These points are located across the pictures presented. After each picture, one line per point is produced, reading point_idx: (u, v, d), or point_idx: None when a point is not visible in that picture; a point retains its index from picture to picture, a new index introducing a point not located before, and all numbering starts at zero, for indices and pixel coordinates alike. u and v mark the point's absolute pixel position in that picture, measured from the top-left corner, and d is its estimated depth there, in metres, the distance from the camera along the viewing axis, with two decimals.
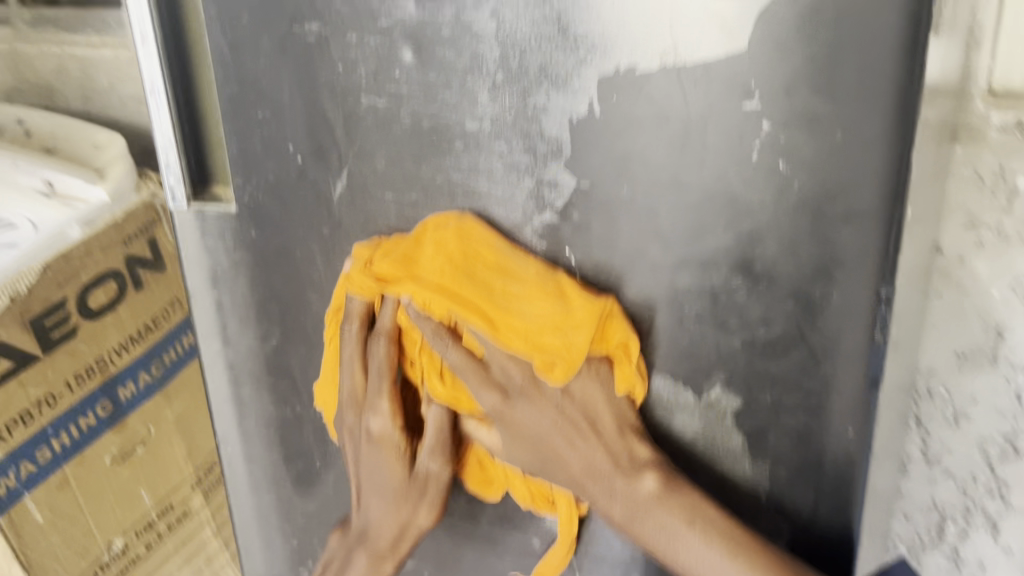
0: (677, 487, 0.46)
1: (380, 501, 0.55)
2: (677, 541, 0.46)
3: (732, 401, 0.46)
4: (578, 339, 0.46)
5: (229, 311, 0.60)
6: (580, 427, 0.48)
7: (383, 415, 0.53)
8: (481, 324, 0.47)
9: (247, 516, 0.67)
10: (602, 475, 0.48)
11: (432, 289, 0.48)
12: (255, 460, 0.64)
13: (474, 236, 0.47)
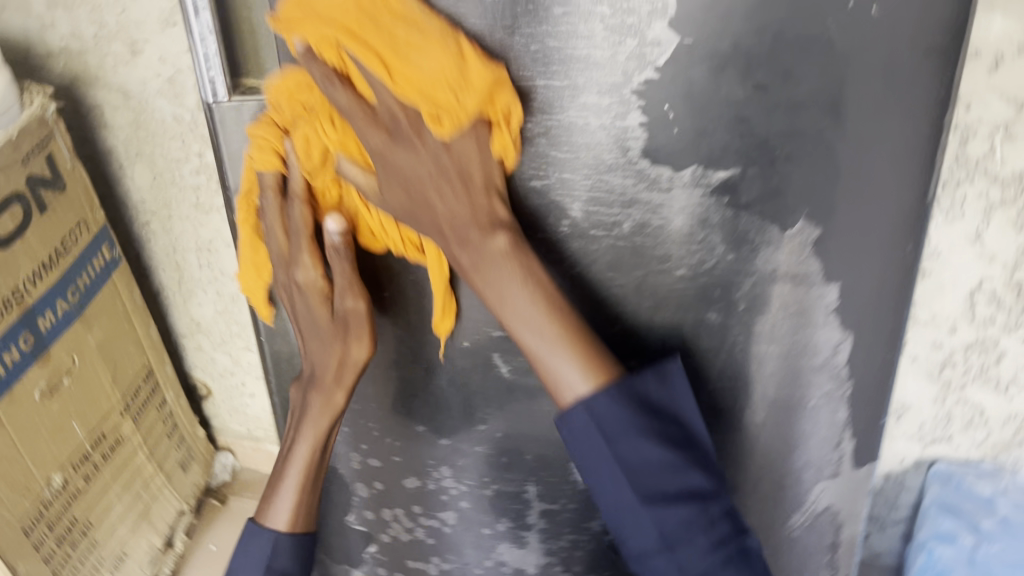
0: (522, 249, 0.51)
1: (317, 341, 0.60)
2: (512, 297, 0.50)
3: (813, 232, 0.52)
4: (470, 99, 0.48)
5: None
6: (455, 181, 0.49)
7: (306, 265, 0.57)
8: (378, 68, 0.47)
9: None
10: (460, 230, 0.50)
11: (333, 30, 0.47)
12: None
13: None
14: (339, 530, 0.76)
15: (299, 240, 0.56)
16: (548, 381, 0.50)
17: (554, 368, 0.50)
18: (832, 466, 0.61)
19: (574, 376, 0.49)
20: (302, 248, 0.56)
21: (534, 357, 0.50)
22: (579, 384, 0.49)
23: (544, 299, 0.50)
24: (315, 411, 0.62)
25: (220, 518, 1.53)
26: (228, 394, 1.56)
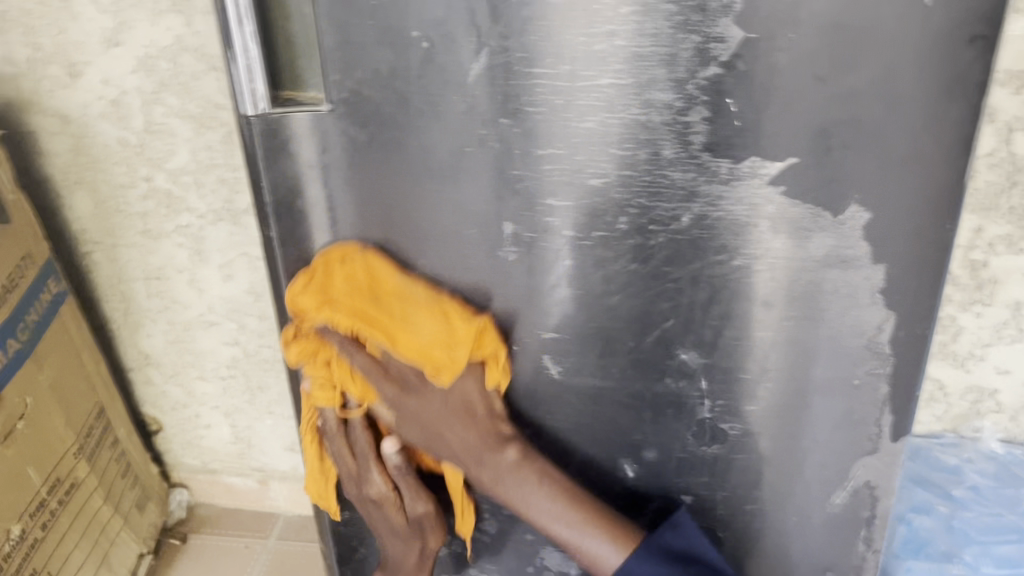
0: (530, 459, 0.63)
1: (398, 541, 0.68)
2: (530, 496, 0.63)
3: (864, 215, 0.54)
4: (462, 350, 0.59)
5: (336, 220, 0.59)
6: (461, 415, 0.61)
7: (378, 482, 0.65)
8: (384, 339, 0.59)
9: None
10: (478, 452, 0.62)
11: (345, 314, 0.58)
12: None
13: (377, 269, 0.59)
14: (372, 553, 0.74)
15: (370, 460, 0.65)
16: (582, 558, 0.63)
17: (586, 547, 0.62)
18: (871, 442, 0.64)
19: (605, 552, 0.62)
20: (372, 470, 0.65)
21: (567, 542, 0.63)
22: (609, 552, 0.62)
23: (557, 492, 0.63)
24: None
25: (181, 558, 1.47)
26: (180, 428, 1.50)
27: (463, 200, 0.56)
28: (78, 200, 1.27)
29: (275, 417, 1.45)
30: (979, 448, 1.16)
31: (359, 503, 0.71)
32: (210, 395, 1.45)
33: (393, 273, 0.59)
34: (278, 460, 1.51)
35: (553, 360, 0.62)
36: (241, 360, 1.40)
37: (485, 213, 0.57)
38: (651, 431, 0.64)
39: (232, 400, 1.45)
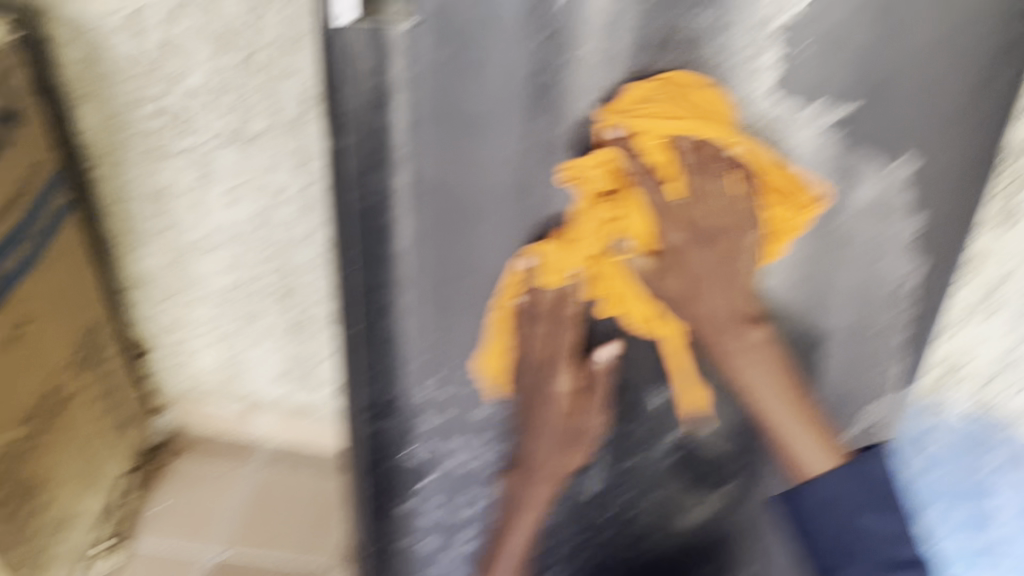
0: (771, 337, 0.68)
1: (552, 445, 0.74)
2: (758, 378, 0.69)
3: (909, 166, 0.61)
4: (772, 212, 0.62)
5: (414, 131, 0.60)
6: (729, 282, 0.65)
7: (564, 382, 0.70)
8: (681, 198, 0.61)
9: (377, 338, 0.70)
10: (715, 338, 0.67)
11: (664, 135, 0.60)
12: (410, 281, 0.67)
13: (707, 98, 0.59)
14: (400, 461, 0.78)
15: (561, 360, 0.69)
16: (787, 453, 0.73)
17: (798, 449, 0.72)
18: (880, 374, 0.72)
19: (812, 454, 0.72)
20: (564, 367, 0.69)
21: (776, 427, 0.72)
22: (820, 459, 0.72)
23: (780, 373, 0.70)
24: (535, 497, 0.77)
25: (161, 482, 1.49)
26: (167, 351, 1.51)
27: (534, 124, 0.60)
28: (87, 111, 1.24)
29: (267, 346, 1.47)
30: None
31: (394, 413, 0.75)
32: (201, 320, 1.46)
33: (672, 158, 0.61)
34: (265, 390, 1.52)
35: None
36: (238, 288, 1.41)
37: (557, 138, 0.60)
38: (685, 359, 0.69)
39: (225, 327, 1.46)
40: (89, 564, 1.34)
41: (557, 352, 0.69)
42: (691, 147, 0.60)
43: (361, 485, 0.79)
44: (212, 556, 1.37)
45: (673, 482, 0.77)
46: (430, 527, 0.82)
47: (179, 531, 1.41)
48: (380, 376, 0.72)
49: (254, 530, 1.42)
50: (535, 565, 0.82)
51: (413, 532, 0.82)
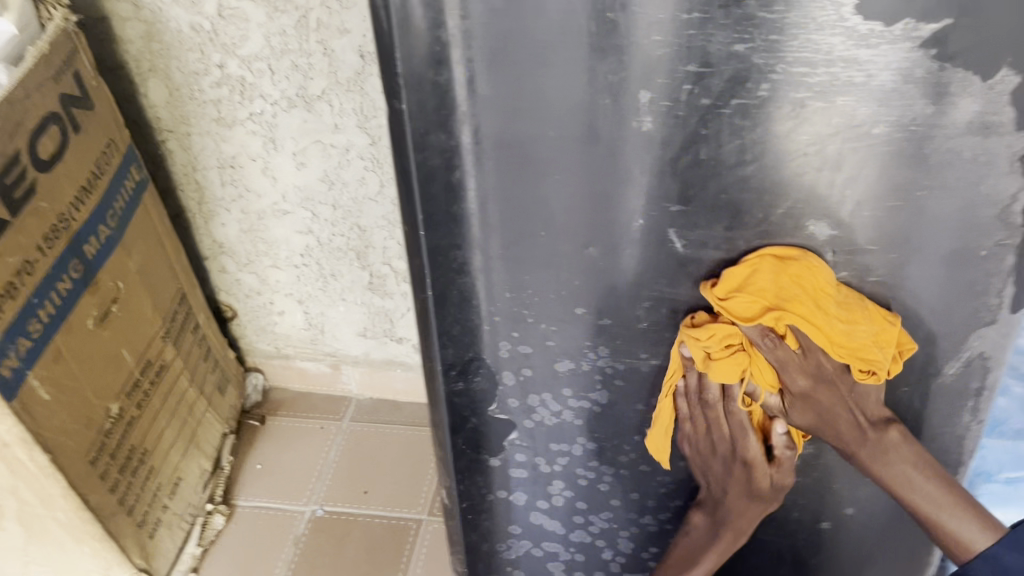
0: (916, 450, 0.66)
1: (742, 509, 0.74)
2: (914, 483, 0.65)
3: (1014, 79, 0.54)
4: (888, 349, 0.61)
5: (472, 90, 0.58)
6: (860, 409, 0.65)
7: (755, 447, 0.71)
8: (819, 337, 0.60)
9: (452, 299, 0.69)
10: (864, 434, 0.66)
11: (778, 308, 0.60)
12: (482, 242, 0.65)
13: (811, 276, 0.61)
14: (485, 423, 0.77)
15: (745, 433, 0.70)
16: (943, 535, 0.65)
17: (953, 527, 0.64)
18: (991, 312, 0.65)
19: (971, 530, 0.64)
20: (746, 436, 0.70)
21: (933, 523, 0.65)
22: (980, 536, 0.64)
23: (935, 478, 0.65)
24: (718, 548, 0.76)
25: (260, 438, 1.53)
26: (254, 313, 1.54)
27: (597, 65, 0.56)
28: (152, 89, 1.27)
29: (347, 304, 1.48)
30: None
31: (475, 373, 0.74)
32: (283, 283, 1.48)
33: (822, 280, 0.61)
34: (350, 347, 1.55)
35: (679, 235, 0.63)
36: (314, 249, 1.42)
37: (620, 82, 0.57)
38: None
39: (305, 287, 1.48)
40: (207, 518, 1.37)
41: (735, 430, 0.70)
42: (801, 315, 0.60)
43: (447, 445, 0.79)
44: (313, 512, 1.40)
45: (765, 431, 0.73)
46: (517, 484, 0.81)
47: (280, 490, 1.44)
48: (456, 339, 0.71)
49: (349, 485, 1.45)
50: (624, 514, 0.82)
51: (500, 491, 0.82)
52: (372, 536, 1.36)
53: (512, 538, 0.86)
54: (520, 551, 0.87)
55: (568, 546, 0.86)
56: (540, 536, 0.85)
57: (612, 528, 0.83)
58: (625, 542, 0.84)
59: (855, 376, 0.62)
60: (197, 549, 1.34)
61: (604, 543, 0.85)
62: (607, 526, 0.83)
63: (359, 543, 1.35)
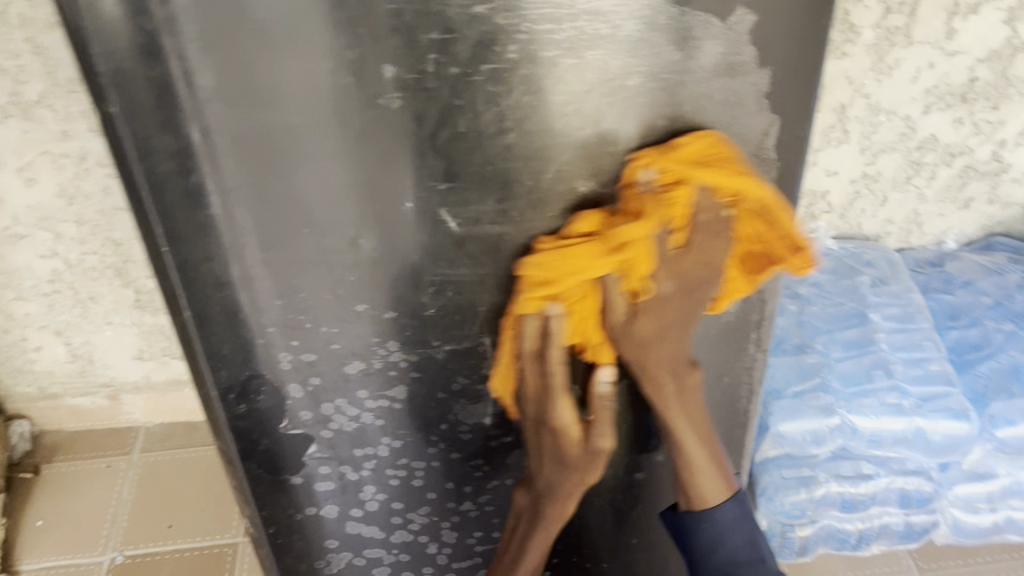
0: (695, 399, 0.69)
1: (558, 466, 0.68)
2: (683, 422, 0.68)
3: (750, 20, 0.54)
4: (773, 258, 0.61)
5: (192, 83, 0.51)
6: (681, 343, 0.65)
7: (567, 412, 0.64)
8: (695, 237, 0.58)
9: (216, 317, 0.62)
10: (675, 373, 0.66)
11: (691, 181, 0.56)
12: (236, 249, 0.58)
13: (733, 171, 0.57)
14: (278, 442, 0.70)
15: (559, 395, 0.63)
16: (690, 487, 0.70)
17: (700, 483, 0.70)
18: None
19: (716, 489, 0.70)
20: (558, 401, 0.64)
21: (694, 474, 0.69)
22: (718, 494, 0.70)
23: (702, 433, 0.69)
24: (547, 518, 0.72)
25: (38, 491, 1.37)
26: (7, 353, 1.36)
27: (332, 39, 0.50)
28: None
29: (115, 327, 1.34)
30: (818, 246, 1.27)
31: (257, 393, 0.67)
32: (33, 315, 1.31)
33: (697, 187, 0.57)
34: (125, 371, 1.40)
35: (451, 213, 0.58)
36: (64, 273, 1.26)
37: (360, 56, 0.51)
38: None
39: (61, 316, 1.32)
40: None
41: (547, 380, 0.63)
42: (708, 188, 0.56)
43: (241, 472, 0.71)
44: (112, 559, 1.27)
45: None
46: (326, 498, 0.75)
47: (70, 542, 1.30)
48: (228, 358, 0.64)
49: (150, 520, 1.33)
50: (442, 505, 0.77)
51: (307, 509, 0.76)
52: (184, 569, 1.26)
53: (330, 553, 0.80)
54: (341, 563, 0.81)
55: (389, 549, 0.80)
56: (359, 545, 0.80)
57: (432, 521, 0.78)
58: (448, 533, 0.80)
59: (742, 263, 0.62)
60: None
61: (427, 538, 0.80)
62: (427, 520, 0.78)
63: None
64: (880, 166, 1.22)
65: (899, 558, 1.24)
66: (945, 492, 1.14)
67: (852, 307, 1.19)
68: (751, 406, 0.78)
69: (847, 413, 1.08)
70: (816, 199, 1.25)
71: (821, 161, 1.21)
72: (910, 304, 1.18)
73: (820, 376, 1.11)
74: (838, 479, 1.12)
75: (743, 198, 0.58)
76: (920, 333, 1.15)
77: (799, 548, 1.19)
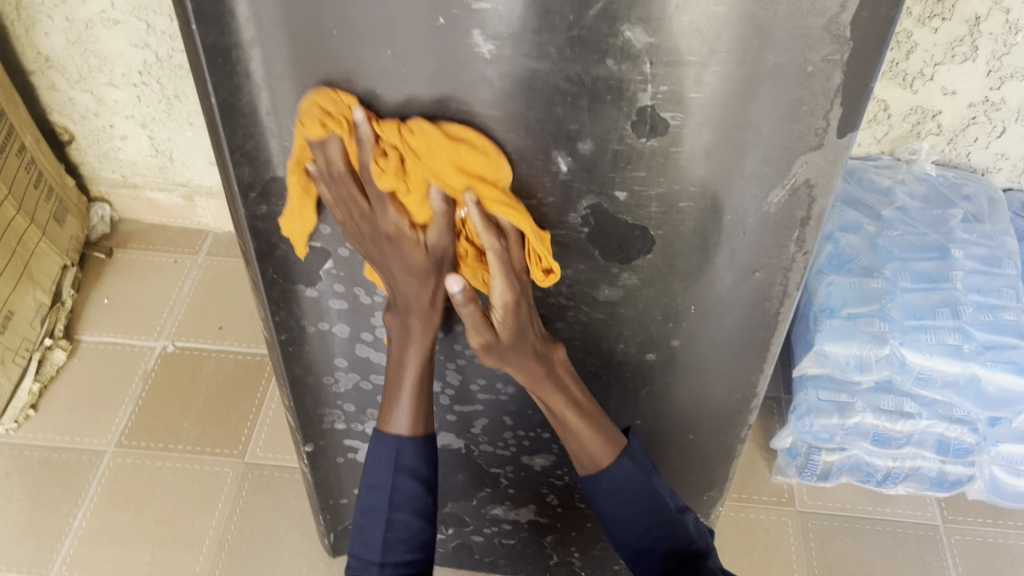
0: (557, 368, 0.72)
1: (409, 287, 0.68)
2: (547, 390, 0.72)
3: None
4: (534, 244, 0.65)
5: None
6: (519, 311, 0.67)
7: (401, 275, 0.67)
8: (461, 193, 0.61)
9: (242, 109, 0.61)
10: (518, 332, 0.68)
11: (442, 164, 0.60)
12: (262, 43, 0.57)
13: (473, 158, 0.61)
14: (294, 250, 0.71)
15: (387, 257, 0.66)
16: (571, 440, 0.74)
17: (579, 438, 0.74)
18: (816, 137, 0.61)
19: (591, 446, 0.74)
20: (393, 206, 0.62)
21: (568, 428, 0.74)
22: (596, 456, 0.74)
23: (563, 391, 0.73)
24: (415, 331, 0.71)
25: (108, 271, 1.45)
26: (94, 137, 1.41)
27: None
28: None
29: (196, 129, 1.37)
30: (916, 170, 1.19)
31: (277, 196, 0.67)
32: (122, 103, 1.35)
33: (467, 162, 0.61)
34: (201, 176, 1.44)
35: (484, 39, 0.56)
36: (153, 65, 1.29)
37: None
38: (589, 121, 0.59)
39: (148, 110, 1.35)
40: (46, 353, 1.29)
41: (381, 240, 0.65)
42: (454, 181, 0.60)
43: (257, 274, 0.73)
44: (163, 347, 1.35)
45: (586, 260, 0.69)
46: (337, 315, 0.76)
47: (128, 324, 1.37)
48: (251, 155, 0.64)
49: (203, 320, 1.39)
50: (449, 346, 0.77)
51: (319, 323, 0.77)
52: (225, 371, 1.32)
53: (338, 372, 0.82)
54: (348, 384, 0.83)
55: None
56: (366, 369, 0.81)
57: (439, 359, 0.79)
58: (452, 374, 0.80)
59: (534, 271, 0.66)
60: (35, 385, 1.26)
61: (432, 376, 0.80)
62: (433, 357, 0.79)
63: (211, 378, 1.31)
64: (1006, 93, 1.10)
65: (926, 503, 1.20)
66: (988, 448, 1.09)
67: (935, 239, 1.10)
68: (782, 309, 0.74)
69: (899, 345, 1.03)
70: (925, 118, 1.15)
71: (939, 78, 1.10)
72: (1001, 248, 1.09)
73: (880, 302, 1.05)
74: (876, 411, 1.07)
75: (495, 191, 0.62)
76: (1003, 246, 1.10)
77: (820, 473, 1.16)
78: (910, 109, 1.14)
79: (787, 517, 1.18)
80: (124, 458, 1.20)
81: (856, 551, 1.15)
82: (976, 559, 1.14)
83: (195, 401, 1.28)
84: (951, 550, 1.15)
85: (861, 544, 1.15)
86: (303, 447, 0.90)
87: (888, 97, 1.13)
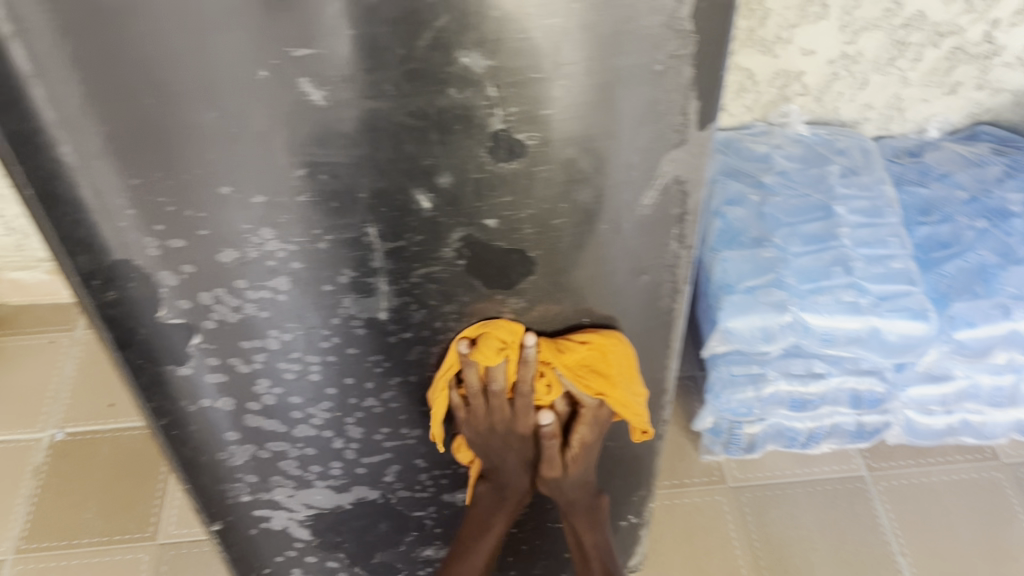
0: (598, 517, 0.82)
1: (519, 454, 0.75)
2: (588, 534, 0.81)
3: None
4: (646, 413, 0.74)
5: None
6: (593, 470, 0.77)
7: (521, 445, 0.74)
8: (604, 387, 0.68)
9: (64, 196, 0.56)
10: (586, 486, 0.79)
11: (591, 370, 0.68)
12: (70, 124, 0.52)
13: (614, 358, 0.69)
14: (155, 331, 0.65)
15: (516, 432, 0.72)
16: None
17: None
18: (678, 134, 0.59)
19: None
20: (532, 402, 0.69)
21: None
22: None
23: (597, 538, 0.82)
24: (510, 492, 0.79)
25: None
26: None
27: None
28: None
29: None
30: (789, 132, 1.20)
31: (125, 280, 0.62)
32: None
33: (606, 361, 0.69)
34: None
35: (313, 85, 0.52)
36: None
37: None
38: (442, 153, 0.56)
39: None
40: None
41: (513, 424, 0.71)
42: (601, 381, 0.68)
43: (121, 363, 0.67)
44: (51, 436, 1.26)
45: (469, 291, 0.65)
46: (218, 391, 0.71)
47: (9, 417, 1.28)
48: (84, 242, 0.58)
49: (90, 399, 1.30)
50: (344, 400, 0.73)
51: (199, 401, 0.72)
52: (123, 450, 1.24)
53: (231, 446, 0.77)
54: (244, 456, 0.78)
55: (294, 443, 0.77)
56: (260, 438, 0.76)
57: (335, 416, 0.75)
58: (354, 428, 0.76)
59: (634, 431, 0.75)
60: None
61: (333, 434, 0.76)
62: (330, 415, 0.74)
63: (109, 460, 1.23)
64: (861, 45, 1.11)
65: (849, 456, 1.22)
66: (898, 394, 1.11)
67: (817, 199, 1.12)
68: (675, 306, 0.72)
69: (800, 310, 1.02)
70: (789, 79, 1.16)
71: (796, 39, 1.10)
72: (880, 197, 1.11)
73: (775, 271, 1.05)
74: (786, 377, 1.08)
75: (628, 379, 0.70)
76: (884, 194, 1.12)
77: (747, 445, 1.17)
78: (773, 71, 1.15)
79: (720, 495, 1.18)
80: (26, 565, 1.12)
81: (791, 516, 1.15)
82: (904, 502, 1.16)
83: (95, 489, 1.20)
84: (880, 498, 1.17)
85: (795, 508, 1.16)
86: (210, 526, 0.85)
87: (747, 61, 1.13)
